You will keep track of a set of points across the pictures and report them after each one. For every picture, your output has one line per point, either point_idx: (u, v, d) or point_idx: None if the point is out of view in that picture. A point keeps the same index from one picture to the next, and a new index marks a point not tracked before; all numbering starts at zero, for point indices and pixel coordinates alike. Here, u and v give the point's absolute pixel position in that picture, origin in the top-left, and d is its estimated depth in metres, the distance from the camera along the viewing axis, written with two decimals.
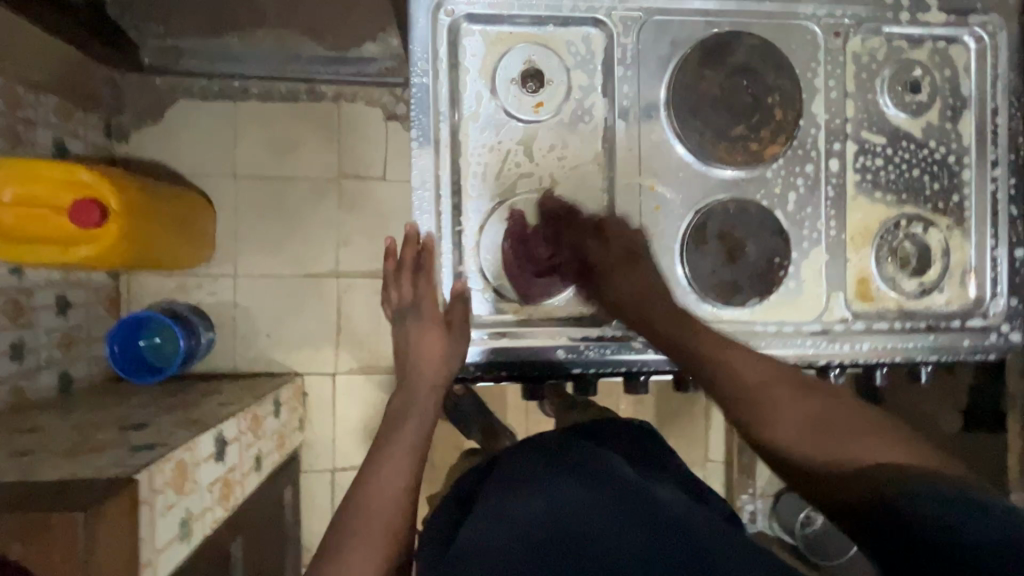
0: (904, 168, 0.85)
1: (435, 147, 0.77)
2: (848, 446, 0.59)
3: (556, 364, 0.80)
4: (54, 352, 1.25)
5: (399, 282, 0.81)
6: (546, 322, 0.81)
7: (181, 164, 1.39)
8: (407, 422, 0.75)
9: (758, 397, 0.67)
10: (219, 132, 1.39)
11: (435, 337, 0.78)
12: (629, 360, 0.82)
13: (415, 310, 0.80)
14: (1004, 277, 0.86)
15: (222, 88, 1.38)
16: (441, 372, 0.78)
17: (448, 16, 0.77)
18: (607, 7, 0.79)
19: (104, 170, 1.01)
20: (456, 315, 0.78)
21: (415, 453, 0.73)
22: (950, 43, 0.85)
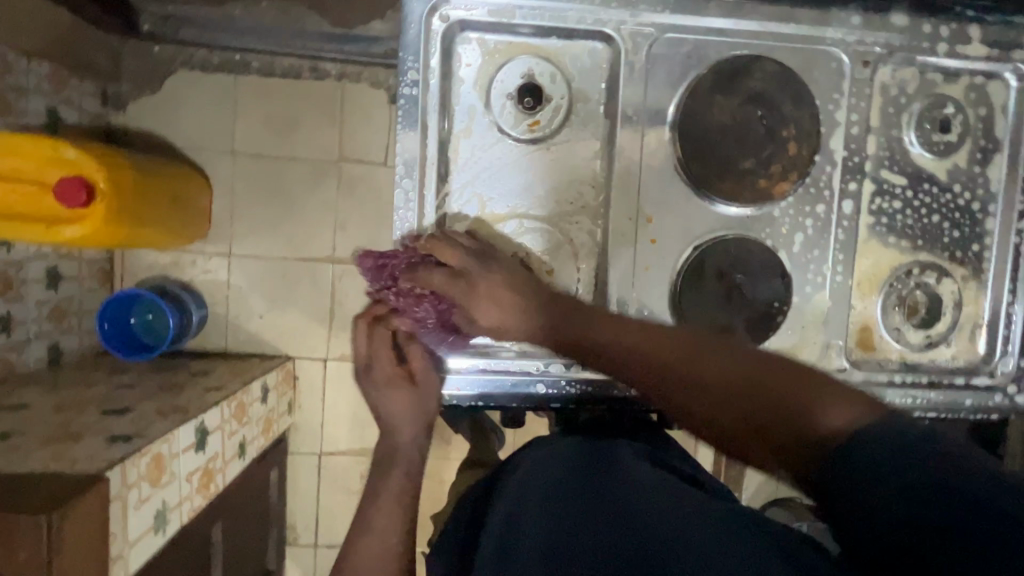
0: (922, 213, 0.80)
1: (421, 165, 0.73)
2: (783, 417, 0.47)
3: (535, 399, 0.77)
4: (44, 324, 1.23)
5: (356, 337, 0.77)
6: (525, 355, 0.77)
7: (176, 139, 1.34)
8: (392, 472, 0.74)
9: (664, 375, 0.56)
10: (215, 109, 1.35)
11: (403, 393, 0.75)
12: (612, 398, 0.78)
13: (370, 368, 0.76)
14: (1017, 336, 0.81)
15: (223, 61, 1.33)
16: (417, 422, 0.76)
17: (443, 23, 0.72)
18: (616, 21, 0.74)
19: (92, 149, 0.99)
20: (416, 364, 0.76)
21: (405, 500, 0.73)
22: (988, 79, 0.78)
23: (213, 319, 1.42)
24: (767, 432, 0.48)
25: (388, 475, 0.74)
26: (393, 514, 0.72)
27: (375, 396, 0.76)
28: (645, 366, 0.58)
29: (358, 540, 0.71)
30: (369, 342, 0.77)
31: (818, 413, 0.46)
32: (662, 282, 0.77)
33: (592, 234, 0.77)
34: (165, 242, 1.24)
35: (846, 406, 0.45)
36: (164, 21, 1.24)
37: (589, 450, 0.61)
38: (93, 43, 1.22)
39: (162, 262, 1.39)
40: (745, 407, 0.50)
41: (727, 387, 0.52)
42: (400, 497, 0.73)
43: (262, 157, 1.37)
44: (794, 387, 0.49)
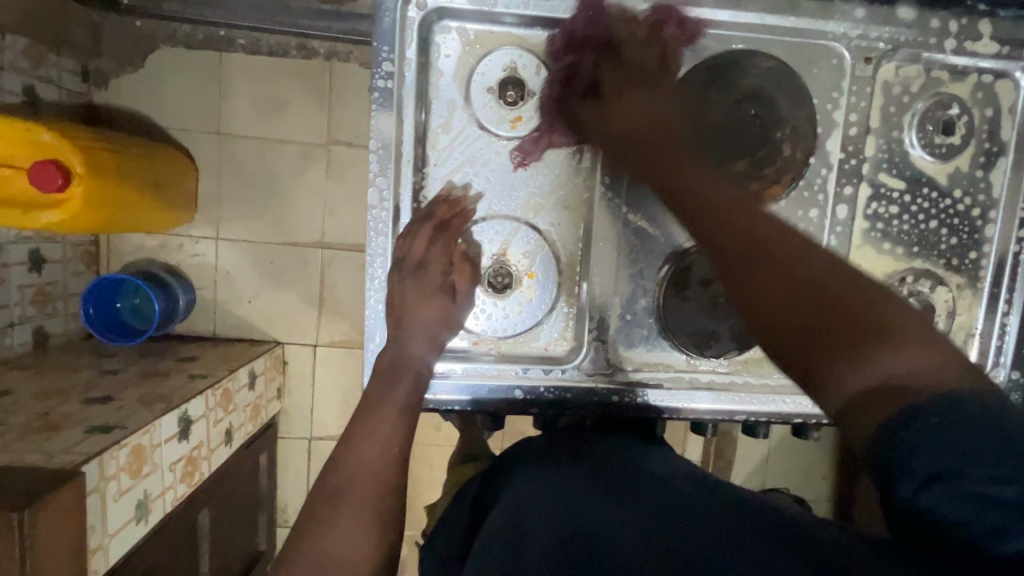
0: (919, 219, 0.77)
1: (396, 163, 0.69)
2: (868, 351, 0.39)
3: (515, 404, 0.75)
4: (28, 308, 1.21)
5: (407, 230, 0.70)
6: (506, 359, 0.76)
7: (158, 119, 1.30)
8: (401, 382, 0.65)
9: (745, 238, 0.48)
10: (197, 88, 1.30)
11: (440, 305, 0.70)
12: (593, 405, 0.76)
13: (421, 270, 0.69)
14: (1011, 347, 0.78)
15: (207, 37, 1.27)
16: (439, 336, 0.70)
17: (421, 10, 0.68)
18: (604, 12, 0.70)
19: (67, 131, 0.95)
20: (464, 281, 0.72)
21: (407, 417, 0.64)
22: (996, 79, 0.74)
23: (201, 303, 1.40)
24: (842, 348, 0.40)
25: (392, 386, 0.65)
26: (393, 429, 0.62)
27: (409, 300, 0.69)
28: (736, 234, 0.49)
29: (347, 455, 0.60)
30: (427, 244, 0.70)
31: (890, 357, 0.38)
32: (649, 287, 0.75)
33: (578, 234, 0.75)
34: (152, 225, 1.22)
35: (919, 358, 0.38)
36: None
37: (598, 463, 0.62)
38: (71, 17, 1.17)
39: (149, 245, 1.36)
40: (830, 313, 0.41)
41: (817, 282, 0.43)
42: (403, 413, 0.63)
43: (248, 138, 1.32)
44: (902, 338, 0.39)
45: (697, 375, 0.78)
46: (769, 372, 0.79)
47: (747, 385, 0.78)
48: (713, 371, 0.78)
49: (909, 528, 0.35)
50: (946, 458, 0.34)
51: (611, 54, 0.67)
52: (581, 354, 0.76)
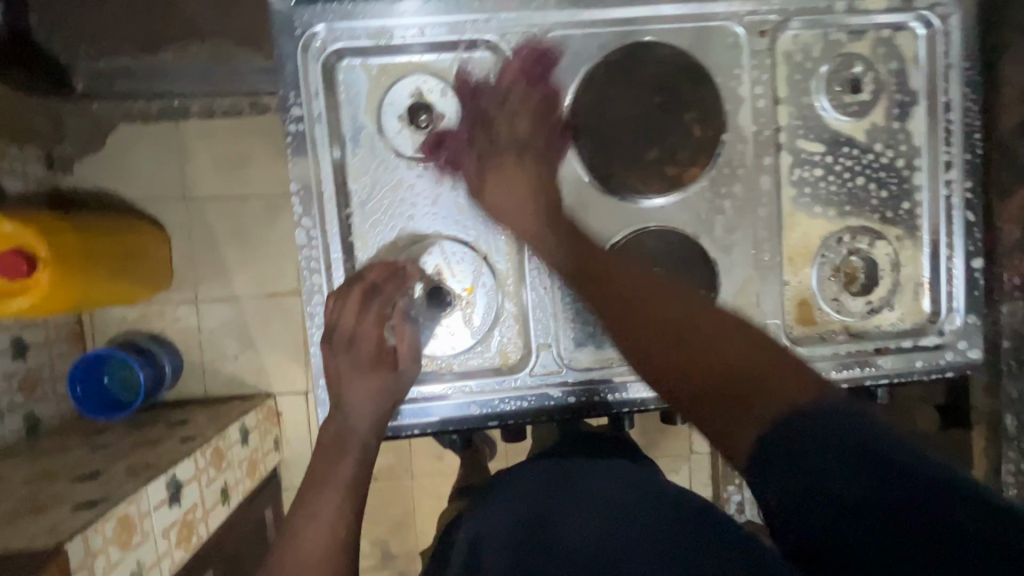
0: (845, 177, 0.77)
1: (317, 200, 0.71)
2: (747, 367, 0.50)
3: (473, 423, 0.75)
4: (16, 396, 1.22)
5: (338, 293, 0.71)
6: (460, 377, 0.75)
7: (123, 194, 1.33)
8: (344, 459, 0.67)
9: (638, 307, 0.59)
10: (155, 159, 1.33)
11: (381, 377, 0.70)
12: (550, 410, 0.76)
13: (354, 345, 0.70)
14: (963, 292, 0.78)
15: (162, 109, 1.31)
16: (383, 408, 0.70)
17: (320, 52, 0.70)
18: (497, 27, 0.72)
19: (30, 219, 0.98)
20: (405, 347, 0.72)
21: (352, 496, 0.65)
22: (895, 32, 0.75)
23: (187, 366, 1.41)
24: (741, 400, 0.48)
25: (340, 458, 0.67)
26: (338, 512, 0.63)
27: (346, 376, 0.70)
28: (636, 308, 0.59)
29: (293, 538, 0.61)
30: (357, 316, 0.70)
31: (749, 361, 0.50)
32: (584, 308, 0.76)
33: (510, 250, 0.75)
34: (131, 296, 1.25)
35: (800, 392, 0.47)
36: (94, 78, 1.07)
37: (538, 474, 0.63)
38: (28, 109, 1.18)
39: (132, 317, 1.39)
40: (722, 362, 0.51)
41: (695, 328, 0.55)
42: (348, 493, 0.65)
43: (213, 201, 1.35)
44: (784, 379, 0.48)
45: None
46: None
47: None
48: None
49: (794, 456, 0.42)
50: (853, 436, 0.41)
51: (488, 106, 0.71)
52: (528, 364, 0.76)
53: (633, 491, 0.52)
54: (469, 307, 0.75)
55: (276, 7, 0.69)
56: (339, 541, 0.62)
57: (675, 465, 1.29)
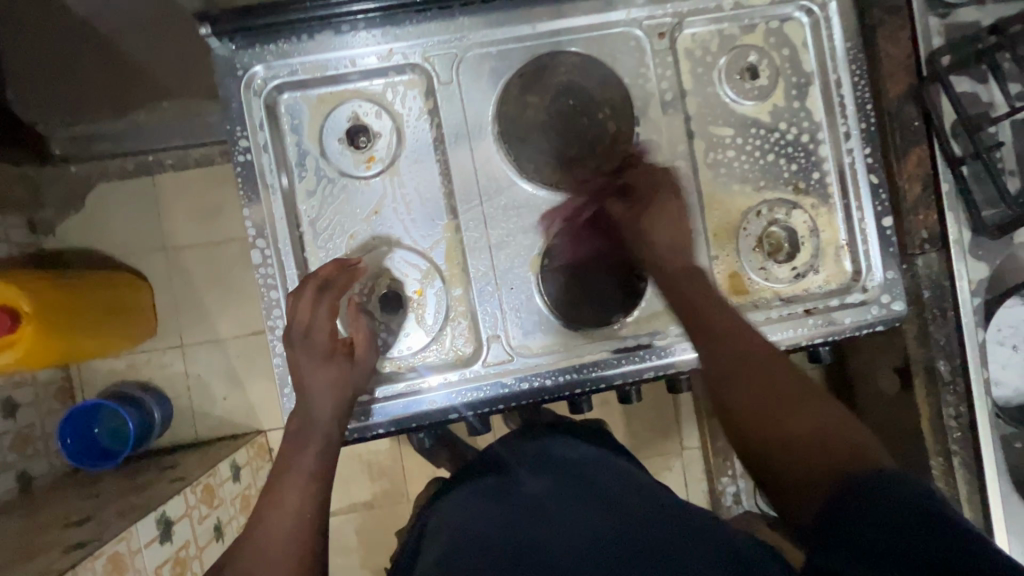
0: (757, 156, 0.84)
1: (268, 222, 0.77)
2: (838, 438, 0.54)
3: (439, 410, 0.79)
4: (9, 455, 1.24)
5: (298, 291, 0.74)
6: (420, 373, 0.80)
7: (106, 249, 1.39)
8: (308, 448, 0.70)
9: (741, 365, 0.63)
10: (134, 212, 1.40)
11: (338, 366, 0.73)
12: (510, 395, 0.80)
13: (309, 337, 0.73)
14: (879, 248, 0.83)
15: (137, 165, 1.35)
16: (343, 398, 0.73)
17: (260, 88, 0.77)
18: (421, 51, 0.79)
19: (9, 277, 1.03)
20: (361, 336, 0.76)
21: (317, 481, 0.69)
22: (782, 22, 0.84)
23: (177, 411, 1.44)
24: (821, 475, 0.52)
25: (306, 445, 0.70)
26: (302, 497, 0.67)
27: (304, 368, 0.73)
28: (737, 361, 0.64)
29: (262, 521, 0.64)
30: (312, 309, 0.73)
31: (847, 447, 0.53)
32: (529, 294, 0.81)
33: (453, 249, 0.81)
34: (120, 343, 1.30)
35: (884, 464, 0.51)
36: (73, 142, 1.24)
37: (559, 476, 0.68)
38: (9, 179, 1.24)
39: (119, 367, 1.43)
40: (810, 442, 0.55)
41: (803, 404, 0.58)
42: (313, 478, 0.68)
43: (192, 247, 1.41)
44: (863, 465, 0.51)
45: (591, 351, 0.81)
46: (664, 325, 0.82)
47: (649, 342, 0.81)
48: (596, 343, 0.81)
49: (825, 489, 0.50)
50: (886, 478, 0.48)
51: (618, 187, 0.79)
52: (480, 355, 0.80)
53: (631, 495, 0.63)
54: (419, 304, 0.80)
55: (217, 52, 0.76)
56: (306, 521, 0.65)
57: (669, 462, 1.34)
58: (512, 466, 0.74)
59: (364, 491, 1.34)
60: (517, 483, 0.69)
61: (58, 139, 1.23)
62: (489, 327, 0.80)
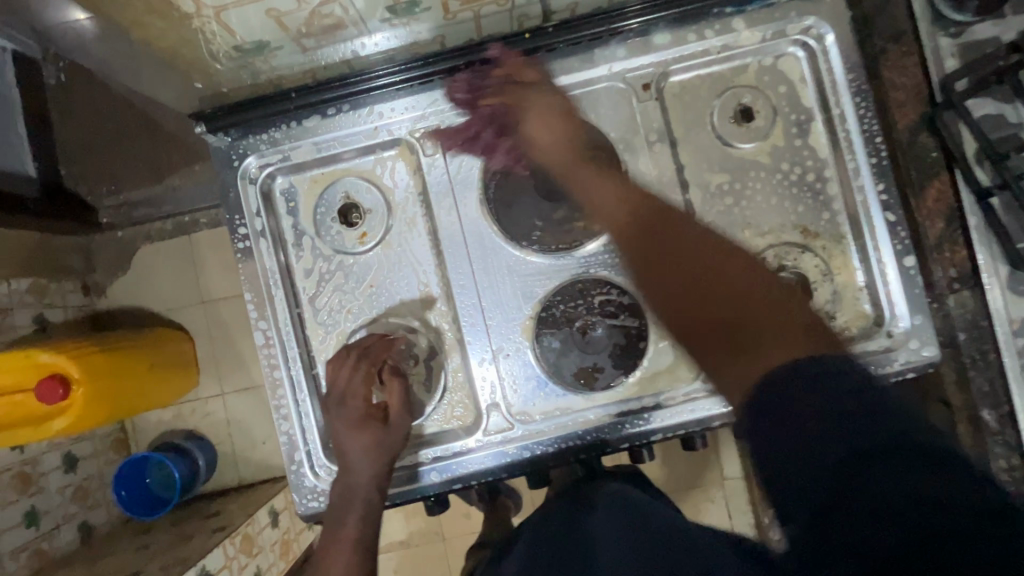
0: (760, 199, 0.80)
1: (271, 303, 0.80)
2: (734, 310, 0.60)
3: (473, 473, 0.79)
4: (71, 506, 1.27)
5: (337, 362, 0.78)
6: (441, 438, 0.80)
7: (155, 304, 1.39)
8: (349, 516, 0.73)
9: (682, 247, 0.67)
10: (179, 267, 1.39)
11: (372, 433, 0.75)
12: (539, 457, 0.78)
13: (343, 403, 0.76)
14: (902, 291, 0.77)
15: (176, 226, 1.37)
16: (379, 464, 0.75)
17: (255, 176, 0.81)
18: (406, 128, 0.81)
19: (61, 346, 1.06)
20: (394, 399, 0.77)
21: (361, 548, 0.72)
22: (777, 59, 0.79)
23: (221, 456, 1.44)
24: (734, 338, 0.58)
25: (347, 512, 0.73)
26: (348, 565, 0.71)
27: (342, 436, 0.75)
28: (667, 265, 0.67)
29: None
30: (347, 376, 0.77)
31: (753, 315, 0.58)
32: (526, 360, 0.79)
33: (445, 316, 0.81)
34: (158, 402, 1.29)
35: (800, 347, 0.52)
36: (119, 209, 1.34)
37: (640, 508, 0.65)
38: (61, 248, 1.31)
39: (167, 417, 1.44)
40: (728, 314, 0.60)
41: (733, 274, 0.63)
42: (356, 545, 0.72)
43: (226, 299, 1.39)
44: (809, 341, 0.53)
45: (615, 408, 0.78)
46: (685, 377, 0.78)
47: (679, 397, 0.78)
48: (607, 405, 0.79)
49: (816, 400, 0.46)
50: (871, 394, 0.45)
51: (515, 86, 0.77)
52: (480, 424, 0.80)
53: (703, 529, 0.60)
54: (428, 371, 0.80)
55: (216, 147, 0.81)
56: None
57: (710, 494, 1.27)
58: (541, 517, 0.74)
59: (400, 532, 1.35)
60: (593, 518, 0.66)
61: (106, 208, 1.34)
62: (491, 395, 0.79)
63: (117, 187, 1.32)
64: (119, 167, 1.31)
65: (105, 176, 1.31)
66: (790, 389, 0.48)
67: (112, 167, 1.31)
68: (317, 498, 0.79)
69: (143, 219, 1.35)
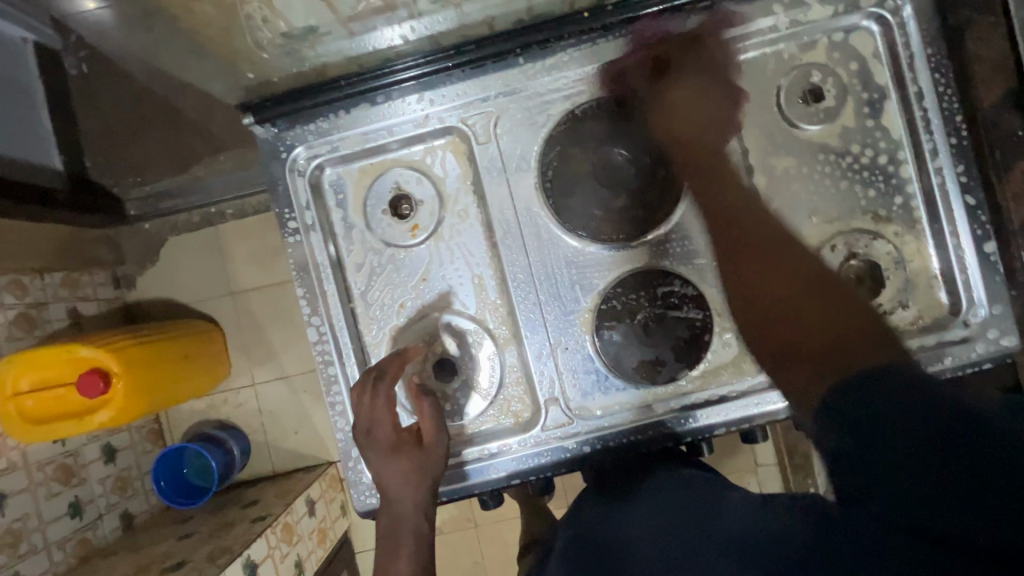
0: (828, 183, 0.76)
1: (323, 299, 0.79)
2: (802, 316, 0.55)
3: (530, 471, 0.78)
4: (112, 496, 1.26)
5: (365, 384, 0.73)
6: (498, 436, 0.79)
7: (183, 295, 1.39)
8: (403, 548, 0.67)
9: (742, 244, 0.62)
10: (208, 258, 1.39)
11: (408, 458, 0.71)
12: (600, 453, 0.77)
13: (371, 433, 0.72)
14: (980, 280, 0.74)
15: (202, 218, 1.37)
16: (422, 487, 0.71)
17: (303, 167, 0.79)
18: (457, 114, 0.78)
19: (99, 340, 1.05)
20: (427, 420, 0.74)
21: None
22: (849, 34, 0.75)
23: (255, 446, 1.43)
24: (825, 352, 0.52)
25: (399, 547, 0.67)
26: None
27: (379, 466, 0.71)
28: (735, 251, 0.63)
29: None
30: (371, 403, 0.72)
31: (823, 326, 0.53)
32: (585, 354, 0.77)
33: (499, 309, 0.78)
34: (191, 394, 1.27)
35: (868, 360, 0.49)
36: (145, 201, 1.32)
37: (701, 502, 0.61)
38: (89, 241, 1.28)
39: (200, 407, 1.43)
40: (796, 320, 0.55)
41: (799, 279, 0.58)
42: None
43: (257, 289, 1.39)
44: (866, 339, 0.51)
45: (677, 402, 0.76)
46: (752, 370, 0.75)
47: (741, 391, 0.75)
48: (668, 399, 0.76)
49: (866, 398, 0.46)
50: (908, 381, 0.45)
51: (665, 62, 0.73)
52: (538, 420, 0.78)
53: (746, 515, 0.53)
54: (483, 366, 0.79)
55: (263, 138, 0.79)
56: None
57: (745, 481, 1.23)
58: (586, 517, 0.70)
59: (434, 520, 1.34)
60: (650, 515, 0.62)
61: (133, 200, 1.31)
62: (549, 389, 0.78)
63: (142, 178, 1.28)
64: (144, 158, 1.24)
65: (130, 168, 1.26)
66: (858, 397, 0.46)
67: (138, 158, 1.24)
68: (373, 495, 0.79)
69: (171, 208, 1.34)
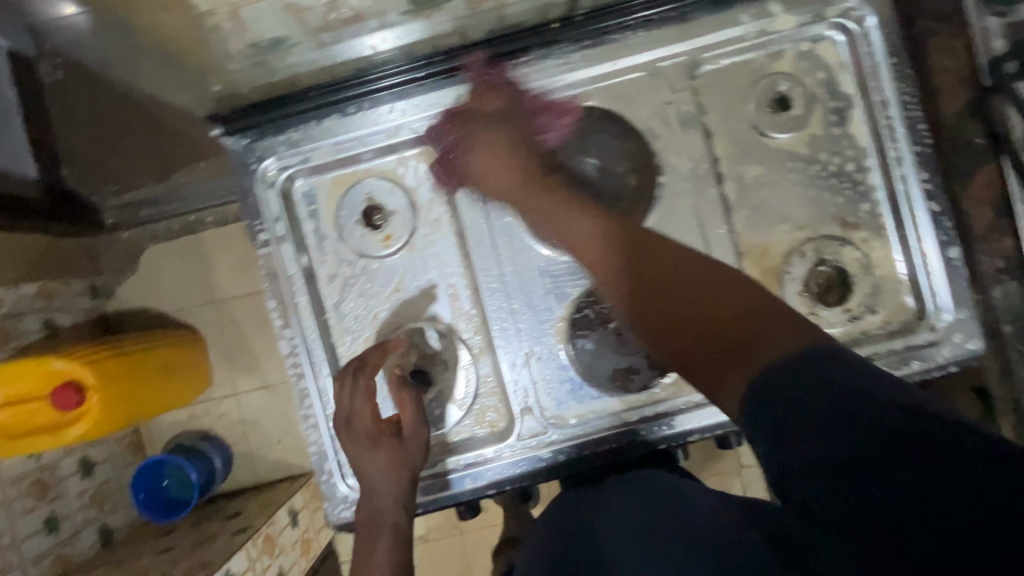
0: (798, 190, 0.77)
1: (295, 311, 0.79)
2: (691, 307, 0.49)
3: (507, 478, 0.78)
4: (89, 511, 1.24)
5: (342, 386, 0.73)
6: (474, 446, 0.79)
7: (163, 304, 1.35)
8: (379, 542, 0.69)
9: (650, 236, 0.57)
10: (188, 266, 1.34)
11: (388, 450, 0.71)
12: (576, 460, 0.77)
13: (351, 426, 0.72)
14: (945, 284, 0.75)
15: (183, 226, 1.32)
16: (402, 483, 0.71)
17: (274, 178, 0.78)
18: (428, 125, 0.78)
19: (73, 351, 1.03)
20: (407, 414, 0.73)
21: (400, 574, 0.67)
22: (815, 43, 0.76)
23: (237, 457, 1.41)
24: (732, 347, 0.45)
25: (377, 538, 0.69)
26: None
27: (359, 458, 0.72)
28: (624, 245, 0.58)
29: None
30: (353, 393, 0.73)
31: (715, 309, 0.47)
32: (559, 363, 0.77)
33: (473, 318, 0.78)
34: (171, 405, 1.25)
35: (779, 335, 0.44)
36: (123, 210, 1.29)
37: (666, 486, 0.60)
38: (67, 249, 1.25)
39: (180, 419, 1.41)
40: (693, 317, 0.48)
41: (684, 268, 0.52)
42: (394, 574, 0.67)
43: (237, 298, 1.35)
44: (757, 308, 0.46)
45: (653, 409, 0.77)
46: None
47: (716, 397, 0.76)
48: (644, 406, 0.77)
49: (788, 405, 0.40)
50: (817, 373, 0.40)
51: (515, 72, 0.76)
52: (514, 430, 0.78)
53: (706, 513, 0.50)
54: (458, 376, 0.78)
55: (233, 149, 0.78)
56: None
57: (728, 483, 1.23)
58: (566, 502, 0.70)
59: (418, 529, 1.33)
60: (614, 498, 0.62)
61: (110, 209, 1.29)
62: (525, 398, 0.78)
63: (121, 187, 1.26)
64: (124, 165, 1.24)
65: (110, 177, 1.25)
66: (776, 407, 0.41)
67: (118, 165, 1.24)
68: (349, 507, 0.78)
69: (145, 219, 1.30)
